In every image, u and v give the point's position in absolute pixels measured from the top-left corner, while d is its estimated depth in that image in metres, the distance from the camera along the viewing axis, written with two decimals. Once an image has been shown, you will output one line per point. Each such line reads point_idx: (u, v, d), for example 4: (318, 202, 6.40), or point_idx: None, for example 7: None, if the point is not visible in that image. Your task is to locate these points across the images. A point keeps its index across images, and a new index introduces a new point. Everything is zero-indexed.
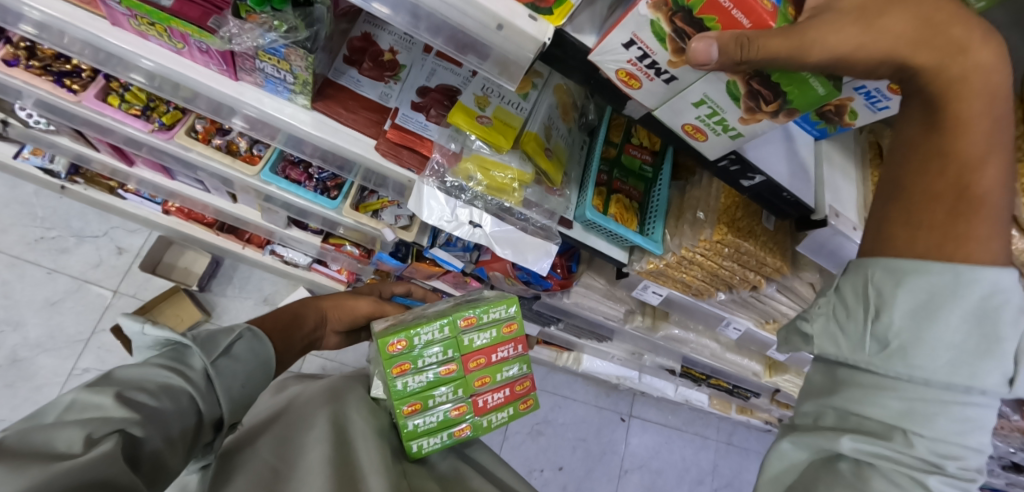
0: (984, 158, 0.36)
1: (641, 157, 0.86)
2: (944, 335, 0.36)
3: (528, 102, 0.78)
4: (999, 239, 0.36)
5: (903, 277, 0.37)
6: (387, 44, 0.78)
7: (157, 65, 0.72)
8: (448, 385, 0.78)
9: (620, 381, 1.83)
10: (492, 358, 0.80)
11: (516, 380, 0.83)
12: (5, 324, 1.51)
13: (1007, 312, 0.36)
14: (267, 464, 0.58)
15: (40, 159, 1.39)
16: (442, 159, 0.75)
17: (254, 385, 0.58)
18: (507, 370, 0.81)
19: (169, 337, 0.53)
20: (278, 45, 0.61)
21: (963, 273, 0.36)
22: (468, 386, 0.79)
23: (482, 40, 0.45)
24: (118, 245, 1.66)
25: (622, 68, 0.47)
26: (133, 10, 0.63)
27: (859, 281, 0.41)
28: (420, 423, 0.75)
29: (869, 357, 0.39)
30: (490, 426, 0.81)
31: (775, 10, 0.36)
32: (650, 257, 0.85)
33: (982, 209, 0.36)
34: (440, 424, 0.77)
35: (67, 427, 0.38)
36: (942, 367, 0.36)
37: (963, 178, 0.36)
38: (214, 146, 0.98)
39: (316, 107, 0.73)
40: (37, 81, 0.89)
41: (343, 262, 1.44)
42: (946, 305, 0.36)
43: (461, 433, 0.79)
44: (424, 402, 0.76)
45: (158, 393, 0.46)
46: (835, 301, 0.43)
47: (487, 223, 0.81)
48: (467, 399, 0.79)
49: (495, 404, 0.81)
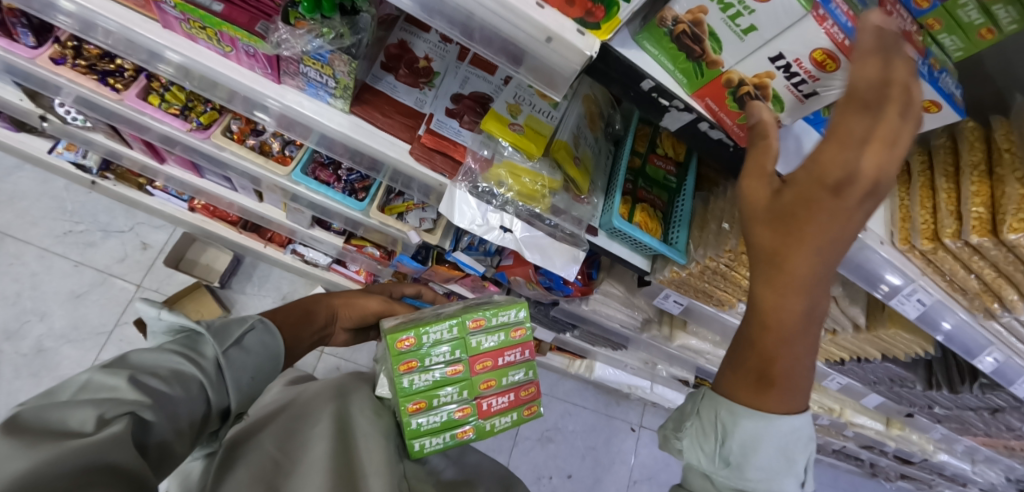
0: (785, 359, 0.44)
1: (665, 168, 0.87)
2: (766, 458, 0.46)
3: (558, 111, 0.80)
4: (780, 398, 0.46)
5: (740, 419, 0.47)
6: (422, 52, 0.80)
7: (184, 58, 0.74)
8: (452, 386, 0.79)
9: (632, 390, 1.83)
10: (498, 361, 0.81)
11: (522, 386, 0.84)
12: (33, 314, 1.55)
13: (799, 442, 0.47)
14: (268, 455, 0.59)
15: (73, 154, 1.42)
16: (475, 165, 0.77)
17: (264, 376, 0.56)
18: (513, 374, 0.82)
19: (185, 324, 0.52)
20: (323, 51, 0.63)
21: (773, 422, 0.46)
22: (472, 387, 0.80)
23: (529, 51, 0.46)
24: (143, 241, 1.70)
25: (812, 49, 0.42)
26: (186, 14, 0.65)
27: (712, 414, 0.49)
28: (423, 422, 0.77)
29: (722, 469, 0.49)
30: (494, 431, 0.81)
31: (696, 89, 0.51)
32: (673, 266, 0.86)
33: (769, 384, 0.45)
34: (442, 426, 0.78)
35: (81, 406, 0.37)
36: (759, 478, 0.47)
37: (773, 365, 0.44)
38: (248, 146, 1.01)
39: (354, 111, 0.76)
40: (82, 80, 0.92)
41: (363, 263, 1.46)
42: (765, 444, 0.46)
43: (466, 435, 0.80)
44: (428, 401, 0.78)
45: (171, 380, 0.45)
46: (697, 423, 0.51)
47: (518, 229, 0.82)
48: (471, 402, 0.80)
49: (499, 408, 0.82)
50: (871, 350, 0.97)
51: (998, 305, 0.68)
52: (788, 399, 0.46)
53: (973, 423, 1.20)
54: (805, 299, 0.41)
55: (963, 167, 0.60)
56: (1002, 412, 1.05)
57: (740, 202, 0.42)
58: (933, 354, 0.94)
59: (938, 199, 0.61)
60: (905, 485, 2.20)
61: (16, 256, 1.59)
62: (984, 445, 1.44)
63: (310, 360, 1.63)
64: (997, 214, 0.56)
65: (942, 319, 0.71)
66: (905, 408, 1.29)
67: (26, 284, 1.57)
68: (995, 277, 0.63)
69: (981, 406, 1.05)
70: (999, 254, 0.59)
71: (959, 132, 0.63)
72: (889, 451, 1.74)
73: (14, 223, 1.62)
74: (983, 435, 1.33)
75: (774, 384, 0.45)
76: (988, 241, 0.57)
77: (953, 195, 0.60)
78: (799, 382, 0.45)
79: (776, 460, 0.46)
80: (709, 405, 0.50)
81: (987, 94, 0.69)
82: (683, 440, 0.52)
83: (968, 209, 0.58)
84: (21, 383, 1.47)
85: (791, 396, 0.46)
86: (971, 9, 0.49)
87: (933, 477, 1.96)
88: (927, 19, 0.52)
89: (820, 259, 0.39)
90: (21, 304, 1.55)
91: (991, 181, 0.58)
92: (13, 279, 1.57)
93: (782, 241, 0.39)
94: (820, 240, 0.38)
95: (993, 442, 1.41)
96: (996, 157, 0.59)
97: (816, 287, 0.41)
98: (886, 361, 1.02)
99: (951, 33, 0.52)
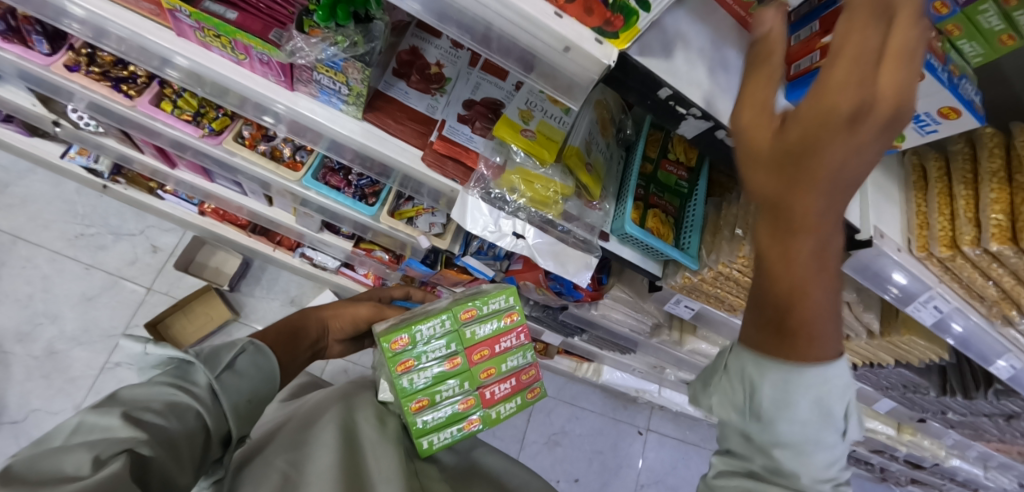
0: (805, 310, 0.34)
1: (677, 173, 0.87)
2: (801, 411, 0.36)
3: (570, 116, 0.79)
4: (813, 342, 0.35)
5: (766, 370, 0.36)
6: (434, 58, 0.81)
7: (192, 62, 0.74)
8: (450, 378, 0.80)
9: (640, 394, 1.82)
10: (495, 349, 0.81)
11: (521, 369, 0.85)
12: (44, 316, 1.56)
13: (839, 395, 0.36)
14: (278, 470, 0.59)
15: (84, 158, 1.43)
16: (486, 172, 0.77)
17: (263, 397, 0.56)
18: (510, 360, 0.83)
19: (171, 355, 0.53)
20: (337, 59, 0.63)
21: (802, 373, 0.35)
22: (468, 374, 0.80)
23: (547, 61, 0.46)
24: (153, 244, 1.71)
25: None
26: (200, 23, 0.66)
27: (738, 375, 0.38)
28: (429, 419, 0.77)
29: (750, 423, 0.38)
30: (499, 417, 0.83)
31: None
32: (685, 271, 0.85)
33: (787, 336, 0.35)
34: (446, 417, 0.79)
35: (76, 450, 0.38)
36: (801, 435, 0.36)
37: (790, 313, 0.34)
38: (260, 152, 1.01)
39: (367, 118, 0.76)
40: (96, 87, 0.93)
41: (371, 267, 1.47)
42: (799, 394, 0.36)
43: (473, 423, 0.81)
44: (431, 398, 0.78)
45: (166, 413, 0.46)
46: (722, 376, 0.41)
47: (531, 234, 0.81)
48: (472, 391, 0.81)
49: (501, 394, 0.83)
50: (884, 356, 0.96)
51: (1017, 312, 0.67)
52: (818, 358, 0.35)
53: (987, 430, 1.19)
54: (825, 232, 0.32)
55: (982, 175, 0.59)
56: (1017, 418, 1.04)
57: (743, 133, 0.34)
58: (947, 360, 0.93)
59: (956, 206, 0.60)
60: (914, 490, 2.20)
61: (29, 260, 1.61)
62: (998, 451, 1.42)
63: (318, 363, 1.64)
64: (1018, 221, 0.55)
65: (954, 323, 0.69)
66: (917, 414, 1.27)
67: (38, 286, 1.59)
68: (1015, 284, 0.62)
69: (997, 412, 1.04)
70: (1018, 262, 0.58)
71: (977, 138, 0.62)
72: (899, 455, 1.73)
73: (27, 226, 1.63)
74: (997, 442, 1.32)
75: (788, 342, 0.35)
76: (1007, 248, 0.56)
77: (972, 201, 0.60)
78: (820, 295, 0.34)
79: (810, 415, 0.36)
80: (736, 357, 0.39)
81: (1007, 100, 0.69)
82: (710, 397, 0.41)
83: (987, 217, 0.57)
84: (33, 385, 1.49)
85: (819, 356, 0.35)
86: (990, 16, 0.48)
87: (944, 483, 1.94)
88: (946, 24, 0.51)
89: (836, 191, 0.32)
90: (33, 306, 1.57)
91: (1012, 188, 0.57)
92: (25, 282, 1.58)
93: (794, 161, 0.31)
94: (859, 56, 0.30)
95: (1007, 448, 1.39)
96: (1015, 163, 0.58)
97: (836, 222, 0.33)
98: (900, 367, 1.00)
99: (971, 39, 0.52)
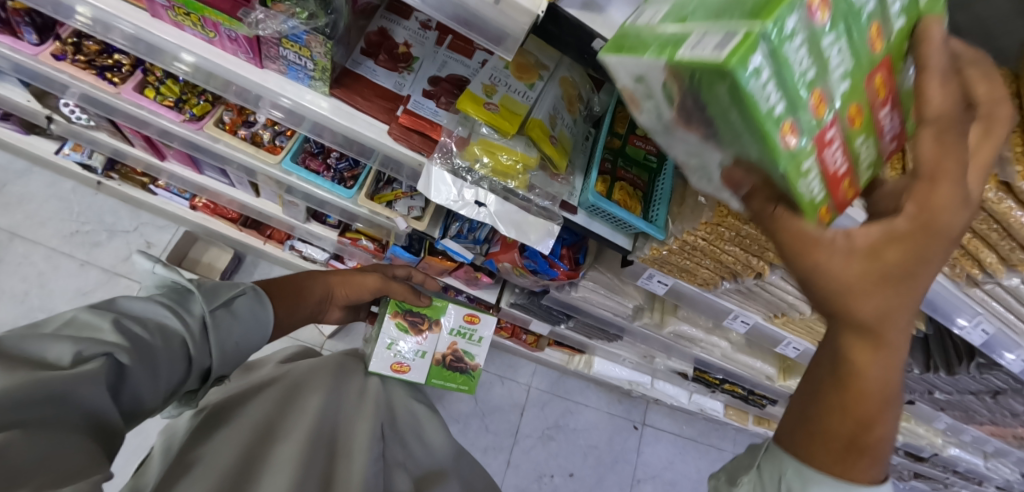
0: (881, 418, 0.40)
1: (645, 148, 0.88)
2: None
3: (534, 91, 0.81)
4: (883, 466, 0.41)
5: (808, 483, 0.42)
6: (402, 38, 0.83)
7: (198, 57, 0.78)
8: (861, 35, 0.31)
9: (633, 387, 1.80)
10: (888, 113, 0.36)
11: (853, 174, 0.37)
12: (40, 311, 1.59)
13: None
14: (254, 420, 0.62)
15: (79, 154, 1.47)
16: (451, 142, 0.79)
17: (248, 343, 0.60)
18: (869, 152, 0.37)
19: (177, 281, 0.58)
20: (299, 31, 0.65)
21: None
22: (864, 78, 0.32)
23: (479, 12, 0.47)
24: (147, 240, 1.75)
25: None
26: (172, 1, 0.68)
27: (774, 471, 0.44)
28: (799, 24, 0.28)
29: None
30: (796, 184, 0.32)
31: None
32: (653, 243, 0.85)
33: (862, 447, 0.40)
34: (789, 83, 0.29)
35: (59, 341, 0.41)
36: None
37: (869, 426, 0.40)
38: (240, 137, 1.03)
39: (334, 94, 0.78)
40: (82, 75, 0.96)
41: (359, 257, 1.48)
42: None
43: (788, 144, 0.30)
44: (834, 18, 0.29)
45: (153, 330, 0.49)
46: (755, 479, 0.46)
47: (492, 203, 0.83)
48: (838, 108, 0.32)
49: (835, 154, 0.33)
50: None
51: (979, 270, 0.67)
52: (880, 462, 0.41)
53: (977, 410, 1.17)
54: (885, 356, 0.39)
55: None
56: (1003, 395, 1.02)
57: (835, 270, 0.35)
58: (923, 332, 0.93)
59: None
60: (918, 484, 2.16)
61: (25, 256, 1.65)
62: (994, 435, 1.40)
63: None
64: None
65: None
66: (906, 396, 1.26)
67: (34, 282, 1.62)
68: (970, 237, 0.62)
69: (982, 389, 1.03)
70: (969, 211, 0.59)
71: None
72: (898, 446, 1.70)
73: (23, 224, 1.68)
74: (990, 424, 1.30)
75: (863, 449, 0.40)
76: None
77: None
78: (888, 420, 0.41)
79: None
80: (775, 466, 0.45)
81: None
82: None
83: None
84: None
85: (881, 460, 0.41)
86: None
87: (948, 476, 1.91)
88: None
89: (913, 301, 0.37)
90: (29, 302, 1.60)
91: None
92: (22, 278, 1.62)
93: (899, 290, 0.35)
94: (961, 196, 0.33)
95: (1001, 431, 1.37)
96: None
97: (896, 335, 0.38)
98: None
99: None
